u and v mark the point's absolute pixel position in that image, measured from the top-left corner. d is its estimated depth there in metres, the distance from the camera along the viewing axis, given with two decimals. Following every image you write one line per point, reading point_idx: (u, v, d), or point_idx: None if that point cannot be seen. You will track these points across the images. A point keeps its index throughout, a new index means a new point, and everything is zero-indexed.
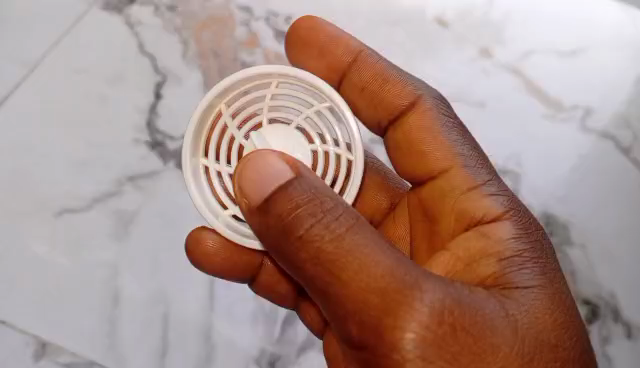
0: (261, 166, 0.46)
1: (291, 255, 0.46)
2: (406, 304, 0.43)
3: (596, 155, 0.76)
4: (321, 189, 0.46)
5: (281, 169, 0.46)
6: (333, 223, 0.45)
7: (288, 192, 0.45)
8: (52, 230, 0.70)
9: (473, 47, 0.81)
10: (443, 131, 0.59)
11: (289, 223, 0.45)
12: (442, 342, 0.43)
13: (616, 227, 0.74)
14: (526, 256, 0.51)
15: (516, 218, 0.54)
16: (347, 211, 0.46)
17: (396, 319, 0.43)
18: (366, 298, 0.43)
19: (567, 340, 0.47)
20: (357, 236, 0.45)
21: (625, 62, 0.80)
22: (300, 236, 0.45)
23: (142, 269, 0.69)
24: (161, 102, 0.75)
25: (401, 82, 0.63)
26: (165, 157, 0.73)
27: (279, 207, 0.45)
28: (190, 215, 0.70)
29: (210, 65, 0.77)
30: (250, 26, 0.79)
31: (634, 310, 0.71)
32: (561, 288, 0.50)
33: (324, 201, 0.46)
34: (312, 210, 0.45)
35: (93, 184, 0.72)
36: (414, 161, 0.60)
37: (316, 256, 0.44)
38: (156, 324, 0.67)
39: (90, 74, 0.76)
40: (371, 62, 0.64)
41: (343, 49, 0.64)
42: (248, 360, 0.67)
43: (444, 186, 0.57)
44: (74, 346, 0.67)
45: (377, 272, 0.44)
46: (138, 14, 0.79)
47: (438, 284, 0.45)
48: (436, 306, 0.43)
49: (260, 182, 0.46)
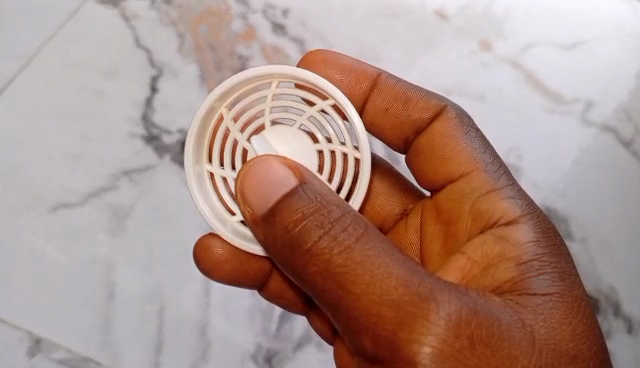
0: (264, 171, 0.46)
1: (299, 267, 0.45)
2: (422, 317, 0.43)
3: (597, 149, 0.75)
4: (327, 197, 0.46)
5: (283, 176, 0.45)
6: (341, 235, 0.45)
7: (293, 200, 0.45)
8: (47, 226, 0.70)
9: (473, 40, 0.80)
10: (465, 139, 0.60)
11: (296, 234, 0.45)
12: (459, 355, 0.43)
13: (617, 222, 0.73)
14: (544, 261, 0.51)
15: (533, 222, 0.53)
16: (356, 220, 0.46)
17: (411, 333, 0.43)
18: (380, 312, 0.43)
19: (586, 350, 0.48)
20: (366, 247, 0.45)
21: (627, 54, 0.79)
22: (309, 249, 0.44)
23: (137, 264, 0.68)
24: (157, 96, 0.74)
25: (421, 97, 0.62)
26: (161, 151, 0.72)
27: (284, 218, 0.45)
28: (186, 209, 0.70)
29: (207, 59, 0.76)
30: (247, 19, 0.79)
31: (635, 305, 0.70)
32: (579, 296, 0.50)
33: (331, 210, 0.45)
34: (318, 220, 0.45)
35: (88, 179, 0.71)
36: (435, 168, 0.60)
37: (327, 268, 0.44)
38: (152, 319, 0.67)
39: (86, 68, 0.76)
40: (389, 84, 0.63)
41: (362, 76, 0.63)
42: (245, 356, 0.66)
43: (464, 191, 0.58)
44: (68, 343, 0.66)
45: (391, 283, 0.44)
46: (134, 8, 0.78)
47: (453, 294, 0.45)
48: (453, 319, 0.43)
49: (262, 191, 0.45)
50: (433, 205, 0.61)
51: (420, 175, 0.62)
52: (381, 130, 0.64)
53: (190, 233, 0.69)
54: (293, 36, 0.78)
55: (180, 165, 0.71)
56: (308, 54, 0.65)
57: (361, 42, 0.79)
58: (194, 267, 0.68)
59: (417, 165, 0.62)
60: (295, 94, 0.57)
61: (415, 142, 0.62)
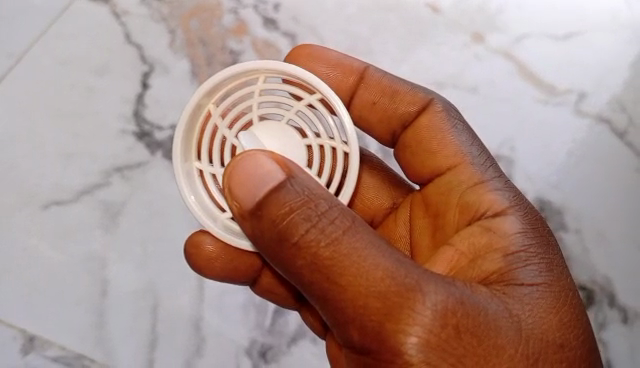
0: (250, 165, 0.46)
1: (286, 260, 0.45)
2: (408, 307, 0.43)
3: (590, 139, 0.75)
4: (315, 190, 0.46)
5: (271, 171, 0.45)
6: (328, 227, 0.44)
7: (281, 194, 0.45)
8: (39, 223, 0.70)
9: (466, 32, 0.79)
10: (452, 132, 0.59)
11: (284, 228, 0.45)
12: (446, 345, 0.43)
13: (611, 212, 0.73)
14: (532, 252, 0.50)
15: (521, 213, 0.53)
16: (343, 213, 0.45)
17: (397, 324, 0.43)
18: (366, 303, 0.43)
19: (573, 339, 0.47)
20: (353, 239, 0.44)
21: (620, 44, 0.79)
22: (296, 242, 0.44)
23: (131, 261, 0.68)
24: (148, 92, 0.74)
25: (408, 90, 0.62)
26: (153, 148, 0.72)
27: (272, 212, 0.45)
28: (179, 204, 0.69)
29: (198, 55, 0.76)
30: (239, 14, 0.78)
31: (629, 295, 0.70)
32: (567, 286, 0.50)
33: (318, 203, 0.45)
34: (305, 214, 0.44)
35: (80, 176, 0.71)
36: (423, 161, 0.60)
37: (313, 261, 0.44)
38: (146, 315, 0.66)
39: (77, 65, 0.75)
40: (376, 77, 0.63)
41: (349, 70, 0.63)
42: (239, 351, 0.66)
43: (452, 183, 0.57)
44: (62, 340, 0.66)
45: (377, 275, 0.43)
46: (124, 4, 0.78)
47: (440, 284, 0.44)
48: (439, 309, 0.43)
49: (250, 186, 0.45)
50: (421, 199, 0.61)
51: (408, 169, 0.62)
52: (368, 125, 0.64)
53: (183, 229, 0.69)
54: (285, 31, 0.78)
55: (172, 161, 0.71)
56: (295, 49, 0.65)
57: (354, 35, 0.79)
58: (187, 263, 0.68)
59: (405, 159, 0.62)
60: (283, 89, 0.57)
61: (402, 136, 0.62)
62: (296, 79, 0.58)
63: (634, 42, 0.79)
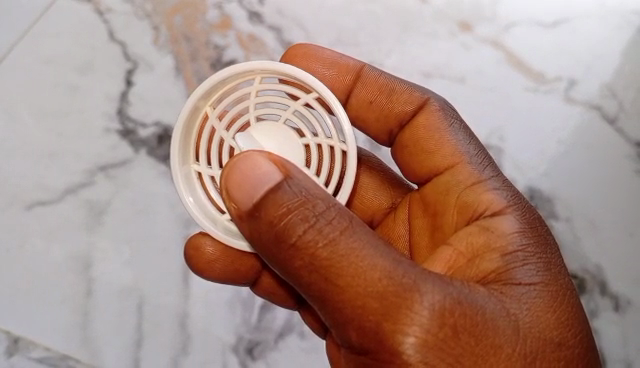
0: (248, 167, 0.45)
1: (284, 262, 0.44)
2: (406, 308, 0.42)
3: (581, 127, 0.74)
4: (313, 191, 0.45)
5: (269, 171, 0.45)
6: (325, 228, 0.43)
7: (278, 195, 0.44)
8: (23, 224, 0.69)
9: (453, 22, 0.78)
10: (449, 131, 0.58)
11: (281, 229, 0.44)
12: (443, 344, 0.42)
13: (602, 201, 0.72)
14: (530, 251, 0.49)
15: (519, 212, 0.52)
16: (340, 213, 0.44)
17: (395, 324, 0.42)
18: (365, 303, 0.42)
19: (571, 338, 0.46)
20: (351, 239, 0.43)
21: (609, 30, 0.78)
22: (293, 243, 0.43)
23: (116, 260, 0.68)
24: (133, 90, 0.74)
25: (405, 89, 0.61)
26: (138, 145, 0.71)
27: (269, 213, 0.44)
28: (164, 203, 0.69)
29: (183, 51, 0.75)
30: (223, 9, 0.78)
31: (621, 283, 0.69)
32: (565, 284, 0.49)
33: (315, 204, 0.44)
34: (303, 214, 0.44)
35: (64, 176, 0.70)
36: (421, 160, 0.59)
37: (311, 262, 0.43)
38: (131, 313, 0.66)
39: (60, 64, 0.75)
40: (373, 76, 0.62)
41: (345, 69, 0.63)
42: (226, 348, 0.65)
43: (450, 181, 0.56)
44: (47, 341, 0.66)
45: (374, 276, 0.42)
46: (108, 1, 0.77)
47: (437, 283, 0.43)
48: (436, 308, 0.42)
49: (248, 187, 0.45)
50: (419, 198, 0.60)
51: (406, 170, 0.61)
52: (365, 124, 0.63)
53: (169, 227, 0.68)
54: (270, 25, 0.77)
55: (156, 159, 0.71)
56: (289, 48, 0.64)
57: (340, 27, 0.78)
58: (173, 261, 0.67)
59: (402, 160, 0.61)
60: (279, 89, 0.56)
61: (400, 136, 0.62)
62: (292, 79, 0.56)
63: (624, 28, 0.78)
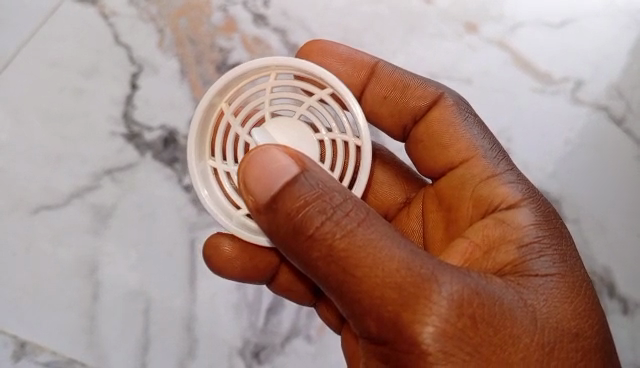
0: (265, 160, 0.45)
1: (301, 254, 0.44)
2: (424, 298, 0.42)
3: (588, 128, 0.74)
4: (329, 183, 0.45)
5: (286, 163, 0.44)
6: (343, 220, 0.43)
7: (295, 188, 0.44)
8: (30, 228, 0.69)
9: (458, 22, 0.78)
10: (463, 126, 0.58)
11: (299, 221, 0.43)
12: (462, 334, 0.42)
13: (610, 202, 0.71)
14: (545, 243, 0.49)
15: (534, 205, 0.52)
16: (358, 206, 0.44)
17: (414, 314, 0.42)
18: (383, 294, 0.42)
19: (588, 328, 0.46)
20: (369, 231, 0.43)
21: (617, 30, 0.78)
22: (312, 235, 0.43)
23: (121, 263, 0.68)
24: (138, 93, 0.74)
25: (419, 84, 0.61)
26: (143, 149, 0.71)
27: (287, 205, 0.44)
28: (170, 206, 0.69)
29: (188, 54, 0.75)
30: (228, 11, 0.77)
31: (630, 285, 0.69)
32: (581, 276, 0.48)
33: (333, 196, 0.44)
34: (320, 207, 0.43)
35: (69, 179, 0.70)
36: (435, 155, 0.59)
37: (329, 253, 0.43)
38: (138, 317, 0.66)
39: (64, 67, 0.75)
40: (388, 71, 0.62)
41: (360, 65, 0.62)
42: (232, 352, 0.65)
43: (464, 175, 0.56)
44: (54, 345, 0.66)
45: (393, 266, 0.42)
46: (113, 4, 0.77)
47: (454, 274, 0.43)
48: (455, 298, 0.42)
49: (265, 179, 0.44)
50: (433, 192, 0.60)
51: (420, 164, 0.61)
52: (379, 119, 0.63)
53: (175, 230, 0.68)
54: (275, 27, 0.77)
55: (162, 162, 0.71)
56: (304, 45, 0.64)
57: (345, 28, 0.78)
58: (179, 265, 0.67)
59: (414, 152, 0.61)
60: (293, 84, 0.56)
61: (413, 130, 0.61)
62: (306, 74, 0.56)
63: (632, 27, 0.78)
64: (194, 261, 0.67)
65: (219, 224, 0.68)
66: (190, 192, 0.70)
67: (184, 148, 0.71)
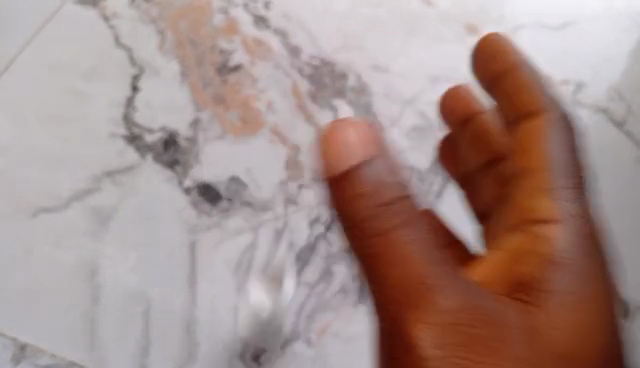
0: (341, 139, 0.47)
1: (344, 239, 0.50)
2: (427, 305, 0.47)
3: (589, 130, 0.74)
4: (391, 181, 0.48)
5: (356, 148, 0.47)
6: (387, 218, 0.48)
7: (361, 174, 0.47)
8: (30, 231, 0.69)
9: (459, 24, 0.78)
10: (553, 139, 0.53)
11: (351, 205, 0.47)
12: (454, 344, 0.47)
13: (610, 205, 0.72)
14: (571, 266, 0.50)
15: (576, 228, 0.51)
16: (404, 207, 0.48)
17: (419, 316, 0.47)
18: (397, 292, 0.47)
19: (587, 355, 0.49)
20: (403, 234, 0.48)
21: (617, 33, 0.78)
22: (354, 224, 0.48)
23: (122, 265, 0.68)
24: (138, 95, 0.74)
25: (540, 91, 0.55)
26: (143, 151, 0.71)
27: (348, 187, 0.47)
28: (171, 209, 0.69)
29: (188, 56, 0.75)
30: (229, 13, 0.77)
31: (631, 289, 0.69)
32: (597, 303, 0.50)
33: (387, 194, 0.47)
34: (377, 199, 0.47)
35: (70, 182, 0.70)
36: (510, 160, 0.56)
37: (362, 244, 0.49)
38: (138, 320, 0.66)
39: (65, 69, 0.75)
40: (528, 74, 0.56)
41: (508, 57, 0.57)
42: (233, 355, 0.66)
43: (526, 185, 0.54)
44: (54, 348, 0.66)
45: (413, 271, 0.47)
46: (113, 6, 0.77)
47: (462, 286, 0.47)
48: (456, 309, 0.47)
49: (340, 158, 0.47)
50: (495, 175, 0.59)
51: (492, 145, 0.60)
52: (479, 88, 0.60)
53: (175, 233, 0.68)
54: (275, 29, 0.77)
55: (163, 165, 0.71)
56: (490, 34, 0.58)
57: (346, 30, 0.78)
58: (180, 267, 0.67)
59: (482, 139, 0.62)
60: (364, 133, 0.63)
61: (510, 126, 0.57)
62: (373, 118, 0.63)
63: (632, 30, 0.78)
64: (194, 264, 0.67)
65: (220, 227, 0.69)
66: (191, 194, 0.70)
67: (185, 151, 0.71)
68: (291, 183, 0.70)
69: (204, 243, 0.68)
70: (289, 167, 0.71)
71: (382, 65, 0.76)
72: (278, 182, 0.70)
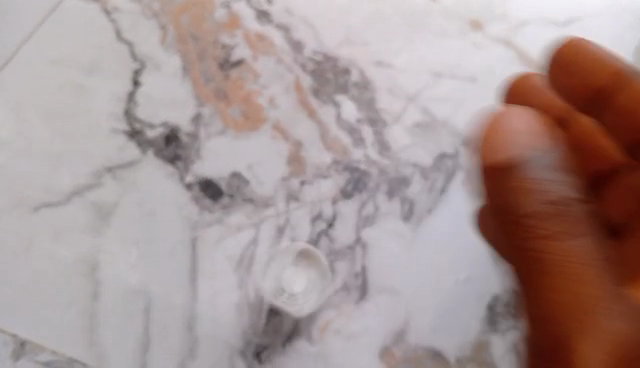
0: (508, 122, 0.46)
1: (521, 247, 0.47)
2: (593, 322, 0.44)
3: None
4: (568, 180, 0.46)
5: (523, 127, 0.46)
6: (561, 217, 0.45)
7: (528, 168, 0.45)
8: (30, 227, 0.68)
9: (462, 20, 0.78)
10: None
11: (513, 198, 0.46)
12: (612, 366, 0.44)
13: None
14: None
15: None
16: (572, 205, 0.45)
17: (578, 333, 0.44)
18: (559, 303, 0.45)
19: None
20: (575, 240, 0.45)
21: (621, 30, 0.77)
22: (518, 219, 0.46)
23: (122, 261, 0.67)
24: (140, 90, 0.73)
25: None
26: (145, 147, 0.71)
27: (513, 181, 0.45)
28: (172, 205, 0.69)
29: (190, 50, 0.75)
30: (231, 7, 0.77)
31: None
32: None
33: (567, 198, 0.45)
34: (544, 198, 0.45)
35: (71, 177, 0.70)
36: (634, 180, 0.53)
37: (533, 250, 0.46)
38: (138, 316, 0.66)
39: (66, 63, 0.75)
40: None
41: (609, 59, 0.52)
42: (233, 352, 0.64)
43: None
44: (54, 344, 0.65)
45: (591, 287, 0.44)
46: (115, 1, 0.77)
47: (630, 305, 0.44)
48: (618, 329, 0.44)
49: (507, 140, 0.46)
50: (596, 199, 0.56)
51: (591, 142, 0.56)
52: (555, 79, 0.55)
53: (176, 229, 0.68)
54: (278, 23, 0.77)
55: (164, 160, 0.70)
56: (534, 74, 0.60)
57: (348, 25, 0.77)
58: (181, 263, 0.67)
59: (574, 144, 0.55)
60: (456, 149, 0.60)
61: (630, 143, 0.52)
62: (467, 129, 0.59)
63: (636, 27, 0.77)
64: (195, 261, 0.67)
65: (221, 223, 0.68)
66: (192, 190, 0.69)
67: (185, 146, 0.71)
68: (293, 180, 0.70)
69: (206, 240, 0.68)
70: (291, 162, 0.71)
71: (384, 61, 0.76)
72: (280, 178, 0.70)
